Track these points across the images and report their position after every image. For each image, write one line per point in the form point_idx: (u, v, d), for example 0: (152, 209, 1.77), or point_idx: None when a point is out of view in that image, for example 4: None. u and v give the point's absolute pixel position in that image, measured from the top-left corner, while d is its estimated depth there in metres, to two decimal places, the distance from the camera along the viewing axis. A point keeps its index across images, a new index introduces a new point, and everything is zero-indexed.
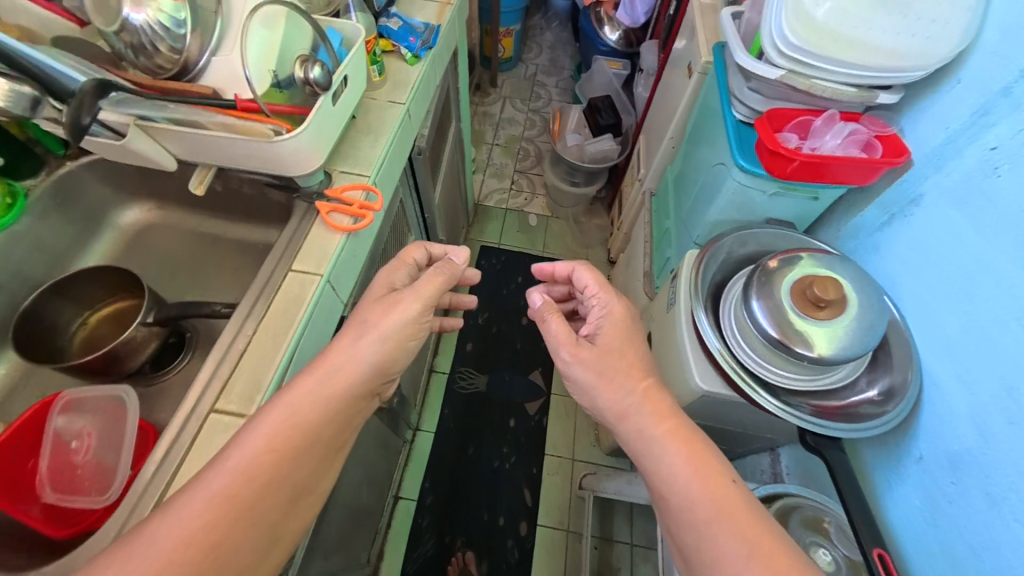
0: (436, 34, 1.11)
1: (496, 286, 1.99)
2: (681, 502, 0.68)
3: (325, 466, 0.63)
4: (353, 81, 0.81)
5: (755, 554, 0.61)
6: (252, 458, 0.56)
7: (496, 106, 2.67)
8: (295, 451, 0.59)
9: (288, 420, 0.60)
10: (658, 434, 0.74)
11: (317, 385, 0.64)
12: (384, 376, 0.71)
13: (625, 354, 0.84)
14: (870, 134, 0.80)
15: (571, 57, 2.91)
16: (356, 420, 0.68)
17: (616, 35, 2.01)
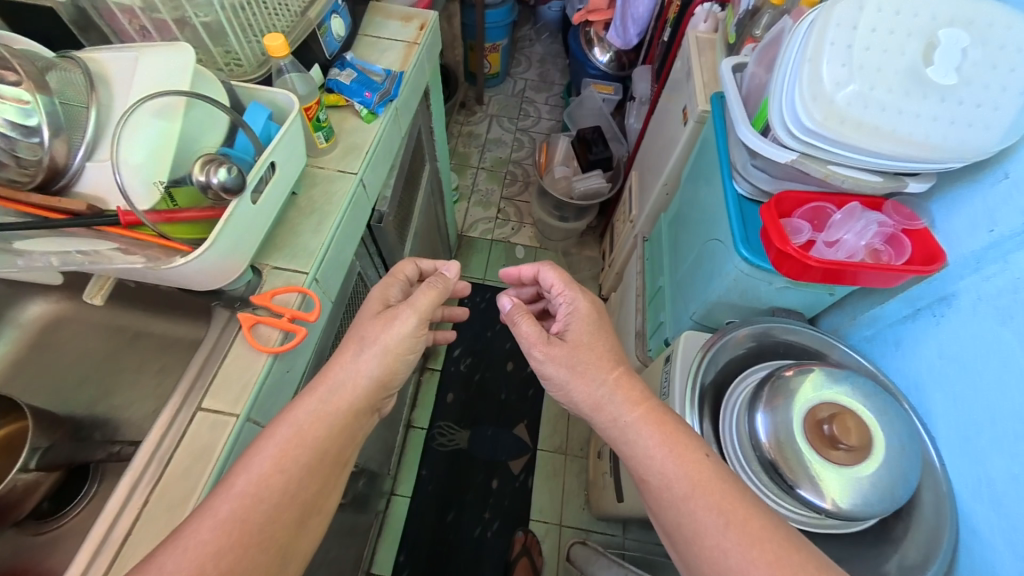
0: (398, 83, 0.98)
1: (481, 327, 1.87)
2: (658, 479, 0.66)
3: (332, 481, 0.62)
4: (283, 164, 0.68)
5: (729, 522, 0.60)
6: (258, 481, 0.55)
7: (483, 126, 2.54)
8: (298, 470, 0.58)
9: (291, 438, 0.59)
10: (633, 419, 0.70)
11: (318, 407, 0.62)
12: (385, 388, 0.69)
13: (594, 340, 0.77)
14: (895, 228, 0.67)
15: (562, 73, 2.76)
16: (359, 432, 0.66)
17: (608, 58, 1.87)
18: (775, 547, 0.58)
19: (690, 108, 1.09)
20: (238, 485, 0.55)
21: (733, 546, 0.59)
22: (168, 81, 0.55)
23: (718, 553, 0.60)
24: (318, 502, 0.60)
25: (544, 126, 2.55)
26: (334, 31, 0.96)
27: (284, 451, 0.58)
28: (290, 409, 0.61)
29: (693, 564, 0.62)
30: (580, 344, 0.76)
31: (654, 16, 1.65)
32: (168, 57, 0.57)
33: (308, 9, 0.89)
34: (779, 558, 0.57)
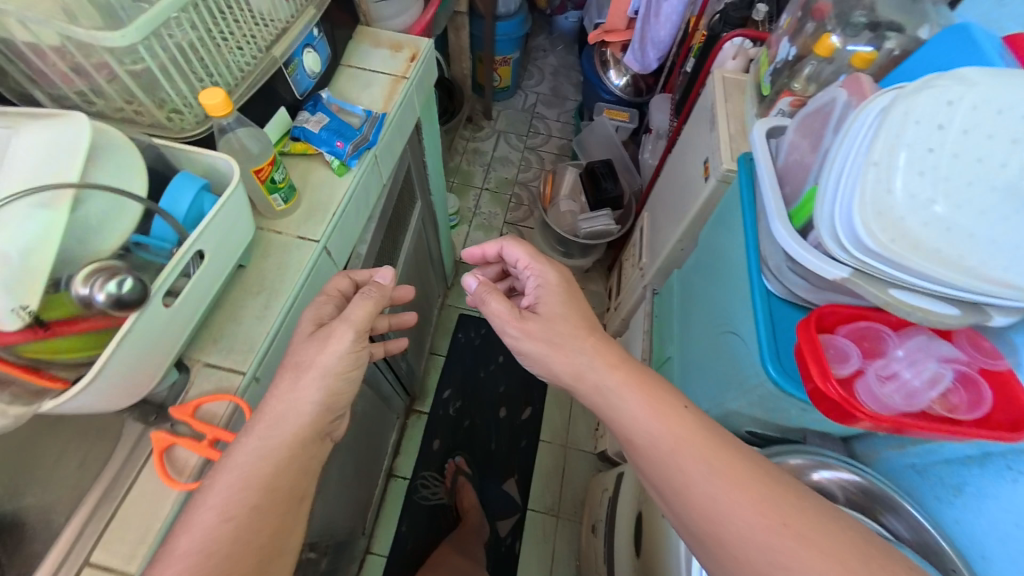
0: (377, 128, 0.86)
1: (473, 364, 1.75)
2: (643, 437, 0.65)
3: (289, 524, 0.54)
4: (216, 244, 0.57)
5: (715, 469, 0.60)
6: (203, 535, 0.48)
7: (489, 142, 2.40)
8: (243, 532, 0.50)
9: (229, 499, 0.50)
10: (614, 382, 0.70)
11: (259, 445, 0.53)
12: (334, 412, 0.61)
13: (567, 312, 0.76)
14: (972, 369, 0.53)
15: (575, 87, 2.62)
16: (316, 461, 0.58)
17: (625, 81, 1.73)
18: (758, 489, 0.58)
19: (710, 162, 0.96)
20: (177, 563, 0.47)
21: (725, 491, 0.58)
22: (45, 169, 0.45)
23: (707, 500, 0.59)
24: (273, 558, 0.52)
25: (553, 145, 2.41)
26: (307, 68, 0.85)
27: (223, 513, 0.50)
28: (220, 472, 0.52)
29: (685, 517, 0.61)
30: (556, 309, 0.77)
31: (678, 43, 1.51)
32: (47, 130, 0.47)
33: (275, 46, 0.78)
34: (764, 498, 0.57)
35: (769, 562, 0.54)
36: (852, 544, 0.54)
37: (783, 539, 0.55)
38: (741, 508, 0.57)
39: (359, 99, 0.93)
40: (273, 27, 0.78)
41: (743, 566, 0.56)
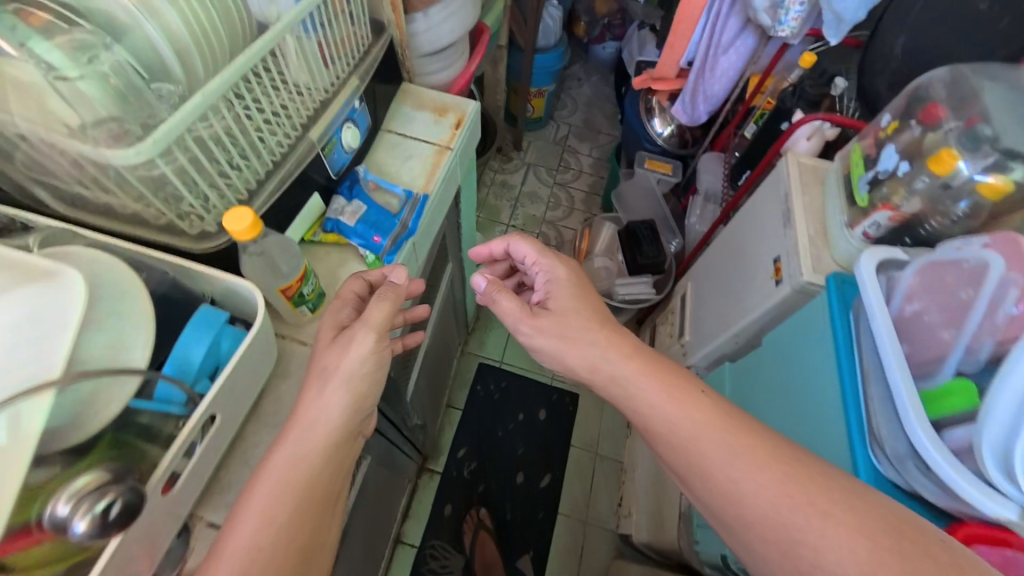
0: (417, 215, 0.78)
1: (490, 420, 1.66)
2: (662, 424, 0.62)
3: (328, 524, 0.55)
4: (235, 388, 0.50)
5: (739, 451, 0.56)
6: (252, 536, 0.49)
7: (518, 176, 2.31)
8: (284, 534, 0.50)
9: (268, 511, 0.50)
10: (628, 371, 0.66)
11: (295, 446, 0.54)
12: (365, 411, 0.60)
13: (579, 306, 0.73)
14: None
15: (609, 121, 2.49)
16: (349, 461, 0.58)
17: (670, 131, 1.57)
18: (786, 460, 0.55)
19: (783, 263, 0.82)
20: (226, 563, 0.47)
21: (754, 477, 0.54)
22: (30, 352, 0.38)
23: (734, 486, 0.55)
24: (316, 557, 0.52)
25: (584, 182, 2.31)
26: (345, 144, 0.76)
27: (263, 519, 0.50)
28: (253, 485, 0.51)
29: (716, 507, 0.57)
30: (565, 304, 0.73)
31: (734, 99, 1.35)
32: (46, 299, 0.40)
33: (313, 125, 0.71)
34: (796, 482, 0.53)
35: (807, 550, 0.49)
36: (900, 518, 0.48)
37: (823, 523, 0.49)
38: (767, 483, 0.53)
39: (397, 174, 0.85)
40: (310, 96, 0.71)
41: (783, 553, 0.50)
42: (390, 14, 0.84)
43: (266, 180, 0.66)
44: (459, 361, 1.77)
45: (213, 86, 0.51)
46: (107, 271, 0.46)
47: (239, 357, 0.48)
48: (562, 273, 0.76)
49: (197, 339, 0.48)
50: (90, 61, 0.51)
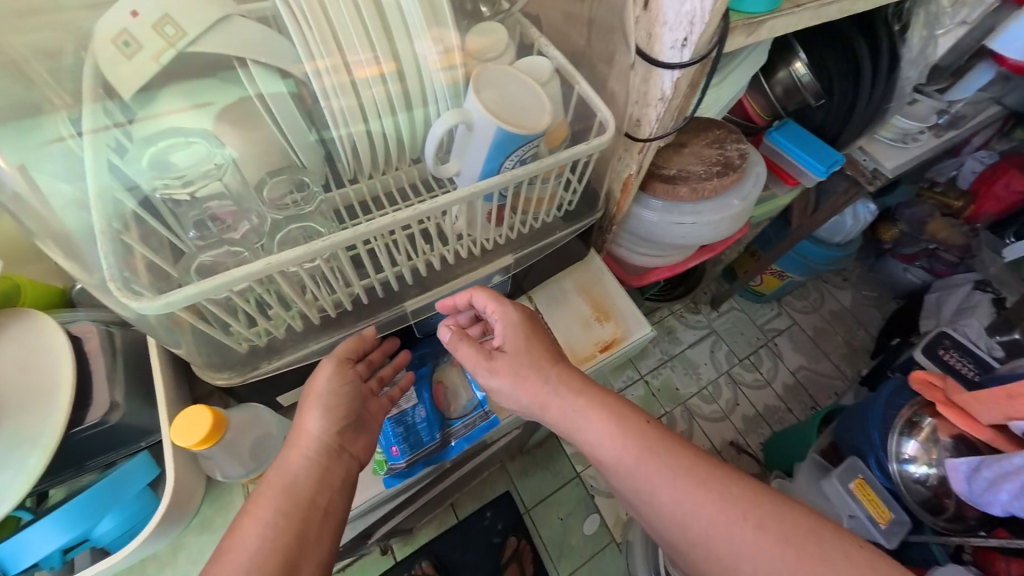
0: (469, 438, 0.58)
1: (475, 562, 1.31)
2: (608, 451, 0.52)
3: (319, 545, 0.44)
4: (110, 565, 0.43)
5: (681, 475, 0.49)
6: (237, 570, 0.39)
7: (692, 334, 1.75)
8: (265, 558, 0.40)
9: (258, 524, 0.42)
10: (579, 404, 0.53)
11: (275, 473, 0.46)
12: (351, 423, 0.51)
13: (531, 343, 0.56)
14: None
15: (847, 357, 1.79)
16: (343, 478, 0.48)
17: (925, 474, 0.98)
18: (726, 483, 0.49)
19: None
20: None
21: (706, 502, 0.48)
22: None
23: (683, 518, 0.48)
24: None
25: (759, 398, 1.68)
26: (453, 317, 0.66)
27: (251, 551, 0.41)
28: (239, 520, 0.43)
29: (657, 523, 0.51)
30: (517, 342, 0.56)
31: None
32: None
33: (431, 285, 0.59)
34: (732, 500, 0.47)
35: None
36: (835, 533, 0.46)
37: (759, 539, 0.45)
38: (712, 505, 0.47)
39: None
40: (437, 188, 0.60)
41: None
42: (617, 191, 0.66)
43: (335, 325, 0.54)
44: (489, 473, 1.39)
45: (308, 251, 0.42)
46: (39, 400, 0.40)
47: (142, 542, 0.44)
48: (517, 308, 0.57)
49: (93, 508, 0.42)
50: (192, 177, 0.44)
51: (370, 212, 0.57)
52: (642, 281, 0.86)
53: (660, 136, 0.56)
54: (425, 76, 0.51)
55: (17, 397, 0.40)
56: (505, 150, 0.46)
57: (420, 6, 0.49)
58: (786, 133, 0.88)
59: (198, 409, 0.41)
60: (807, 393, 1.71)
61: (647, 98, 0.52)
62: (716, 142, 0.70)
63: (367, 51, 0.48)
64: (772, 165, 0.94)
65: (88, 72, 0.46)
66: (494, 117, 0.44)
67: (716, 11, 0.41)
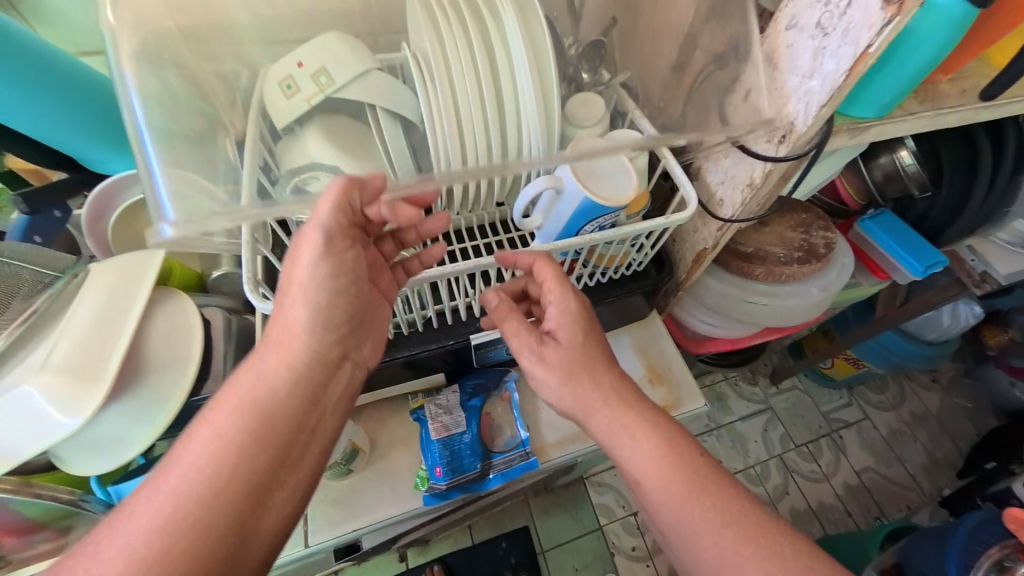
0: (506, 474, 0.60)
1: None
2: (649, 479, 0.47)
3: (296, 457, 0.44)
4: None
5: (732, 526, 0.44)
6: (196, 461, 0.39)
7: (746, 407, 1.64)
8: (231, 459, 0.40)
9: (215, 432, 0.40)
10: (626, 420, 0.49)
11: (255, 372, 0.44)
12: (342, 335, 0.48)
13: (587, 340, 0.51)
14: None
15: (926, 468, 1.59)
16: (335, 394, 0.48)
17: None
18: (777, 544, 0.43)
19: None
20: (159, 493, 0.38)
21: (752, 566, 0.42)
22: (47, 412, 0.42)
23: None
24: (265, 500, 0.41)
25: (814, 492, 1.53)
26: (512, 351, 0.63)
27: (214, 449, 0.40)
28: (207, 414, 0.42)
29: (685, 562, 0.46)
30: (571, 336, 0.51)
31: None
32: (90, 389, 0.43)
33: None
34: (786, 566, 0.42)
35: None
36: None
37: None
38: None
39: (537, 407, 0.66)
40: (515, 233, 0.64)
41: None
42: (689, 260, 0.66)
43: (403, 342, 0.57)
44: (510, 504, 1.38)
45: None
46: (173, 369, 0.48)
47: None
48: (577, 297, 0.51)
49: None
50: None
51: (453, 245, 0.62)
52: (701, 348, 0.85)
53: (742, 218, 0.56)
54: (525, 138, 0.55)
55: (156, 360, 0.48)
56: (591, 216, 0.50)
57: (531, 71, 0.53)
58: (882, 224, 0.84)
59: None
60: (871, 498, 1.54)
61: (733, 180, 0.54)
62: (801, 227, 0.69)
63: (477, 109, 0.53)
64: (862, 254, 0.89)
65: (255, 103, 0.55)
66: (582, 188, 0.48)
67: (820, 117, 0.42)
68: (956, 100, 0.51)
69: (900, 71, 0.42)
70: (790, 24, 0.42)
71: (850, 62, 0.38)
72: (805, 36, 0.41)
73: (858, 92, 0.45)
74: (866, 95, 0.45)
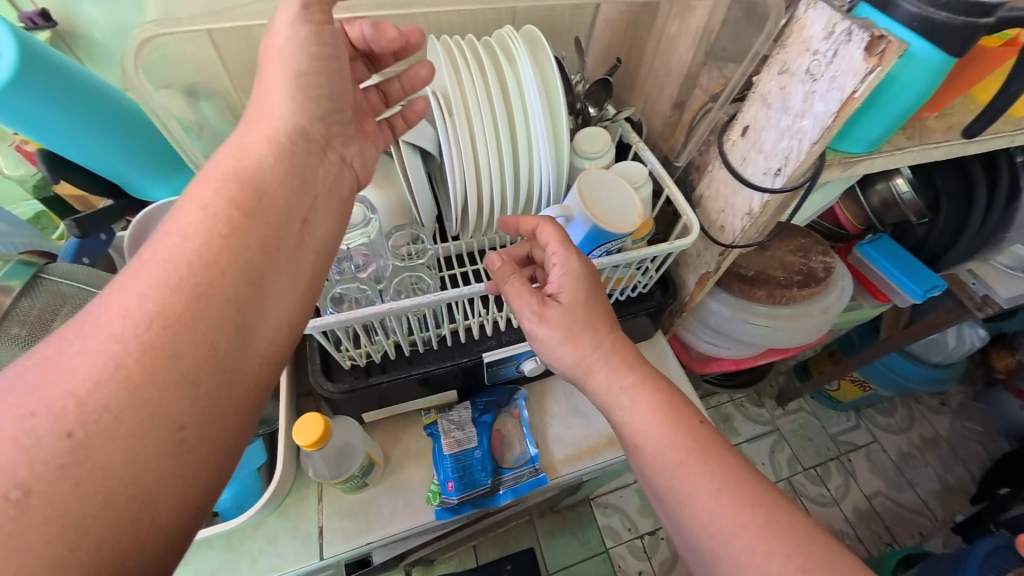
0: (516, 490, 0.62)
1: None
2: (649, 443, 0.48)
3: (296, 242, 0.38)
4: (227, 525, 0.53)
5: (727, 488, 0.44)
6: (188, 232, 0.33)
7: (753, 429, 1.64)
8: (223, 231, 0.34)
9: (200, 203, 0.34)
10: (627, 382, 0.50)
11: (237, 148, 0.38)
12: (327, 115, 0.42)
13: (589, 303, 0.52)
14: None
15: (938, 494, 1.57)
16: (322, 177, 0.41)
17: None
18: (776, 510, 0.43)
19: None
20: (150, 268, 0.32)
21: (748, 527, 0.42)
22: None
23: (715, 544, 0.43)
24: (271, 275, 0.35)
25: (824, 517, 1.51)
26: (522, 368, 0.65)
27: (200, 225, 0.34)
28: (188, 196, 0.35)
29: (686, 529, 0.46)
30: (573, 296, 0.51)
31: None
32: None
33: (508, 338, 0.62)
34: (785, 535, 0.41)
35: None
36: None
37: None
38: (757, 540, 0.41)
39: (545, 425, 0.68)
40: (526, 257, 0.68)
41: None
42: (692, 283, 0.69)
43: (418, 360, 0.59)
44: (515, 526, 1.37)
45: (421, 300, 0.50)
46: None
47: (254, 509, 0.53)
48: (582, 261, 0.51)
49: None
50: (352, 230, 0.54)
51: (466, 267, 0.66)
52: (705, 368, 0.87)
53: (743, 243, 0.59)
54: (537, 167, 0.59)
55: None
56: (599, 243, 0.53)
57: (544, 103, 0.56)
58: (880, 248, 0.86)
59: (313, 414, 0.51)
60: (883, 524, 1.51)
61: (733, 209, 0.57)
62: (801, 252, 0.71)
63: (493, 139, 0.57)
64: (862, 277, 0.91)
65: None
66: (591, 215, 0.51)
67: (813, 152, 0.46)
68: (942, 135, 0.54)
69: (886, 111, 0.45)
70: (782, 69, 0.46)
71: (837, 105, 0.41)
72: (796, 80, 0.45)
73: (849, 130, 0.48)
74: (856, 132, 0.48)
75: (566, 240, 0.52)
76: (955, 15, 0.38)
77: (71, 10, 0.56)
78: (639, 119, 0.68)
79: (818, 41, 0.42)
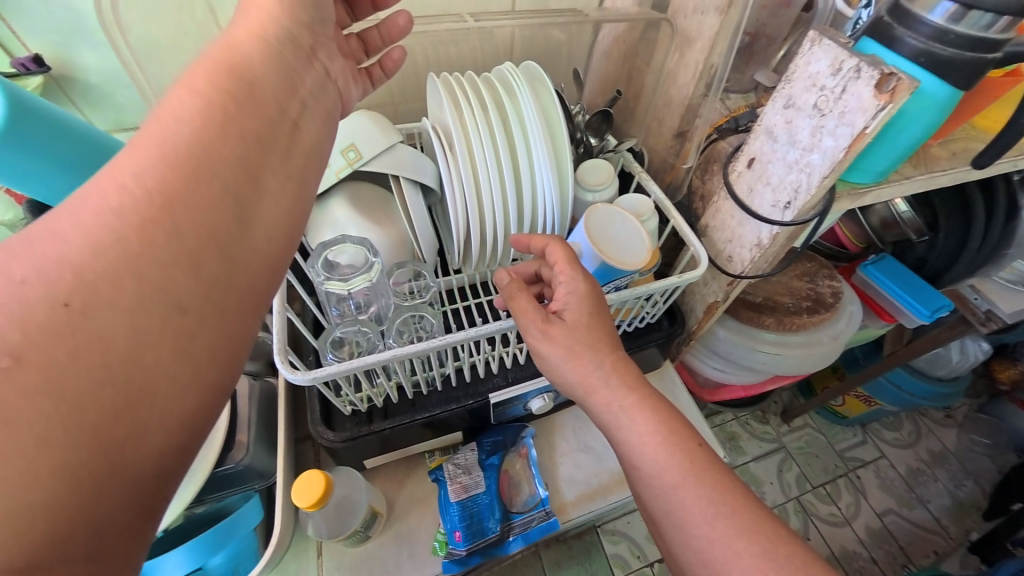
0: (526, 537, 0.60)
1: None
2: (646, 464, 0.45)
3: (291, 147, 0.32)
4: None
5: (723, 513, 0.41)
6: (177, 119, 0.28)
7: (760, 448, 1.60)
8: (219, 121, 0.29)
9: (191, 91, 0.29)
10: (626, 402, 0.46)
11: (228, 44, 0.32)
12: (315, 23, 0.37)
13: (593, 320, 0.48)
14: None
15: (951, 511, 1.54)
16: (318, 87, 0.36)
17: None
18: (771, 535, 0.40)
19: None
20: (138, 152, 0.27)
21: (744, 556, 0.39)
22: None
23: (709, 571, 0.41)
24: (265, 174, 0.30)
25: (836, 538, 1.47)
26: (529, 406, 0.63)
27: (193, 114, 0.28)
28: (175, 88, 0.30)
29: (680, 555, 0.43)
30: (578, 315, 0.48)
31: None
32: None
33: (514, 376, 0.60)
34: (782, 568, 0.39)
35: None
36: None
37: None
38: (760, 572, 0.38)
39: (554, 463, 0.65)
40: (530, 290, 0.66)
41: None
42: (699, 312, 0.68)
43: (423, 403, 0.57)
44: (520, 559, 1.32)
45: (426, 345, 0.48)
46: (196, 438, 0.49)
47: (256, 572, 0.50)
48: (587, 279, 0.49)
49: (215, 541, 0.49)
50: (353, 275, 0.49)
51: (470, 300, 0.64)
52: (715, 395, 0.85)
53: (752, 274, 0.58)
54: (542, 200, 0.57)
55: None
56: (608, 279, 0.53)
57: (546, 135, 0.56)
58: (885, 269, 0.86)
59: (315, 472, 0.49)
60: (897, 544, 1.47)
61: (740, 240, 0.56)
62: (808, 277, 0.70)
63: (497, 172, 0.55)
64: (867, 299, 0.90)
65: None
66: (600, 252, 0.50)
67: (823, 187, 0.45)
68: (947, 163, 0.54)
69: (893, 145, 0.45)
70: (788, 104, 0.45)
71: (847, 141, 0.41)
72: (803, 115, 0.44)
73: (857, 162, 0.48)
74: (865, 164, 0.47)
75: (575, 261, 0.51)
76: (962, 51, 0.38)
77: (65, 55, 0.56)
78: (641, 149, 0.68)
79: (825, 77, 0.41)
